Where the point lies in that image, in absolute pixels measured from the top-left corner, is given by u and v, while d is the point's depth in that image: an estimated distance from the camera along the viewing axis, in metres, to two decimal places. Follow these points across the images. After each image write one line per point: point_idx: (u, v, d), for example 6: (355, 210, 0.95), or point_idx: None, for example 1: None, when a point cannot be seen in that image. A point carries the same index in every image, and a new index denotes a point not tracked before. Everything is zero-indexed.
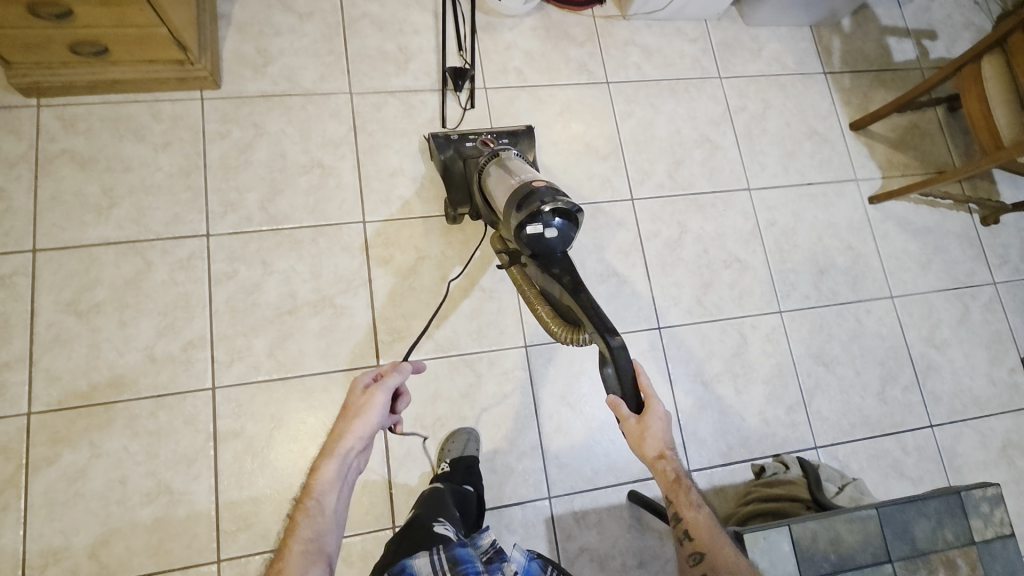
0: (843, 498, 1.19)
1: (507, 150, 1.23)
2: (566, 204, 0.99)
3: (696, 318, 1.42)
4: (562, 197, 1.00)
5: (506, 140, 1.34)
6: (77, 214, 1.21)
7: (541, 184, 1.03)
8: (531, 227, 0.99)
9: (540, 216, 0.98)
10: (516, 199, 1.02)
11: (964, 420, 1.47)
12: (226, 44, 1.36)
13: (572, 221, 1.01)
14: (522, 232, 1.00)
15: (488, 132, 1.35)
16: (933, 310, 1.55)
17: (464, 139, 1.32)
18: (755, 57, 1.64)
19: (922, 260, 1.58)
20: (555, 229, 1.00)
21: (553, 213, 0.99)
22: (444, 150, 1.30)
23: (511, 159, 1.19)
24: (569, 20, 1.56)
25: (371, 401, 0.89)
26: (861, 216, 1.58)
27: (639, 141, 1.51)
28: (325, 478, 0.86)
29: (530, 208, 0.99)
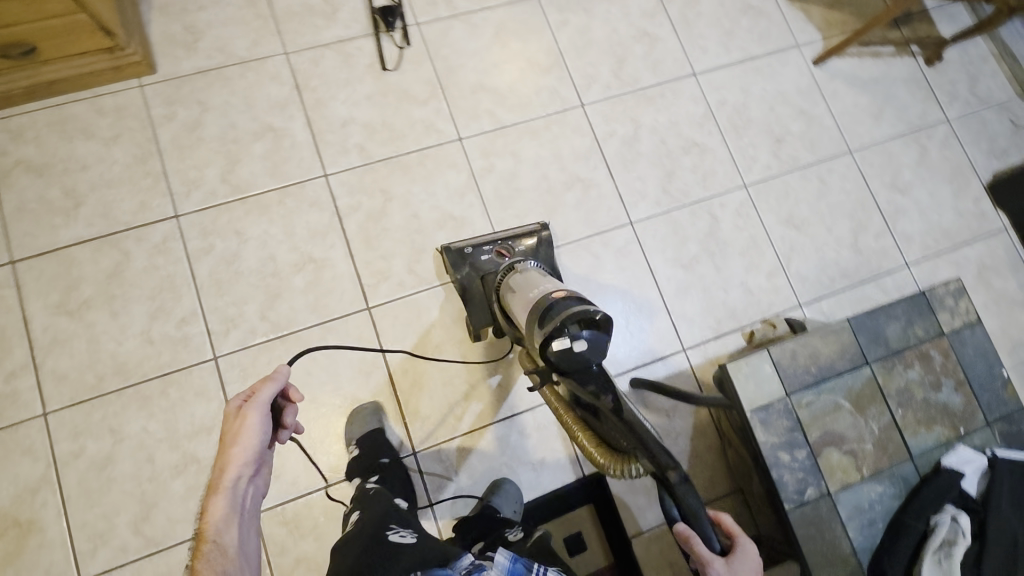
0: None
1: (524, 262, 1.20)
2: (587, 313, 0.89)
3: (666, 207, 1.45)
4: (586, 306, 0.90)
5: (524, 248, 1.29)
6: (45, 220, 1.23)
7: (563, 295, 0.95)
8: (556, 344, 0.87)
9: (561, 331, 0.88)
10: (539, 316, 0.94)
11: (937, 254, 1.53)
12: (152, 27, 1.35)
13: (600, 328, 0.90)
14: (547, 349, 0.89)
15: (502, 240, 1.30)
16: (892, 157, 1.59)
17: (479, 249, 1.27)
18: None
19: (874, 112, 1.61)
20: (584, 341, 0.88)
21: (575, 325, 0.89)
22: (459, 265, 1.26)
23: (528, 269, 1.15)
24: None
25: (244, 423, 0.75)
26: (808, 80, 1.61)
27: (579, 48, 1.52)
28: (216, 517, 0.69)
29: (553, 324, 0.89)
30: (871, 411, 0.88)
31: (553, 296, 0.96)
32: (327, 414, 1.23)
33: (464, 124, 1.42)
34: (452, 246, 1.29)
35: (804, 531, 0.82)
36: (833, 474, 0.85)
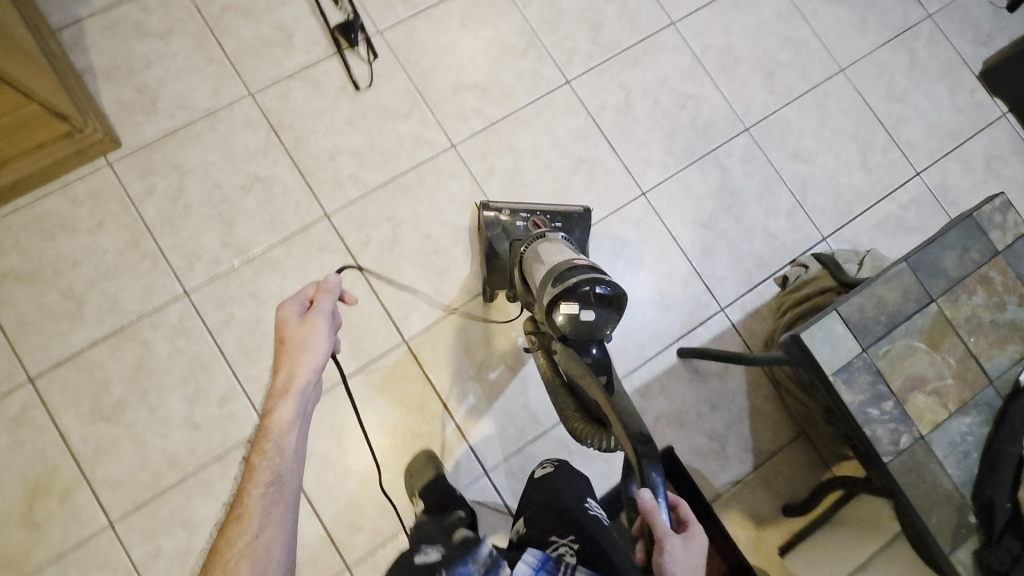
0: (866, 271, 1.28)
1: (554, 234, 1.13)
2: (602, 287, 0.91)
3: (674, 170, 1.42)
4: (605, 279, 0.92)
5: (559, 224, 1.26)
6: (52, 328, 1.16)
7: (581, 263, 0.97)
8: (567, 308, 0.91)
9: (575, 294, 0.91)
10: (558, 275, 0.95)
11: (945, 155, 1.52)
12: (104, 97, 1.25)
13: (614, 304, 0.92)
14: (554, 312, 0.92)
15: (541, 211, 1.28)
16: (883, 66, 1.55)
17: (516, 215, 1.27)
18: None
19: (857, 23, 1.57)
20: (593, 314, 0.91)
21: (586, 297, 0.91)
22: (494, 227, 1.25)
23: (556, 241, 1.11)
24: None
25: (311, 332, 0.82)
26: (786, 4, 1.55)
27: (550, 22, 1.45)
28: (282, 419, 0.80)
29: (566, 287, 0.92)
30: (946, 345, 0.88)
31: (573, 262, 0.97)
32: (391, 456, 1.21)
33: (453, 129, 1.36)
34: (490, 204, 1.27)
35: (906, 479, 0.83)
36: (923, 417, 0.85)
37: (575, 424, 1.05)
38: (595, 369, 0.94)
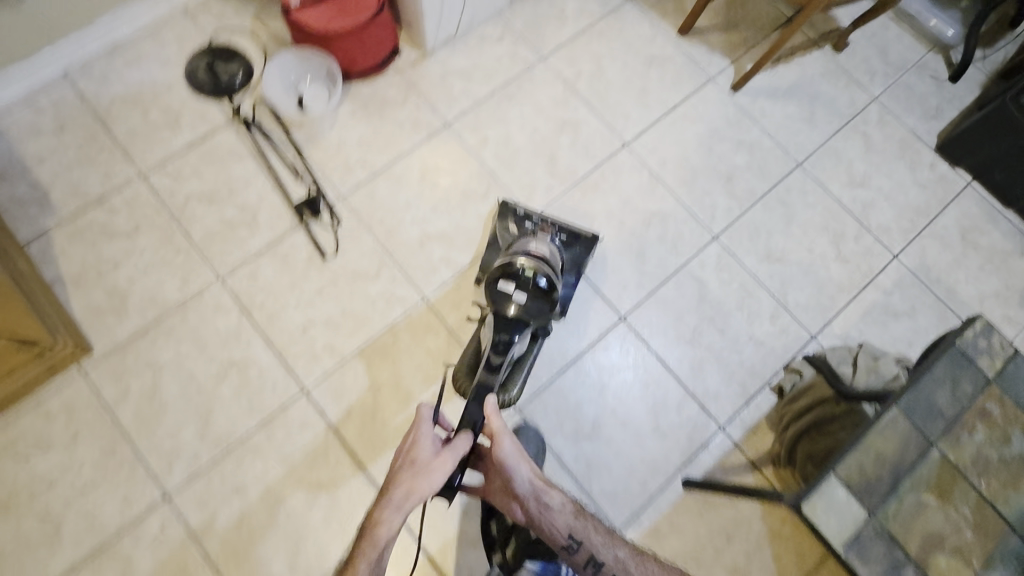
0: (862, 376, 1.27)
1: (547, 239, 1.30)
2: (539, 282, 1.13)
3: (650, 289, 1.41)
4: (545, 277, 1.13)
5: (563, 239, 1.36)
6: (28, 558, 1.12)
7: (537, 259, 1.18)
8: (503, 283, 1.12)
9: (517, 275, 1.13)
10: (513, 258, 1.17)
11: (918, 234, 1.52)
12: (75, 305, 1.27)
13: (546, 299, 1.12)
14: (494, 285, 1.13)
15: (554, 223, 1.38)
16: (839, 154, 1.58)
17: (528, 218, 1.38)
18: (564, 22, 1.62)
19: (806, 116, 1.60)
20: (524, 298, 1.11)
21: (522, 283, 1.12)
22: (506, 219, 1.37)
23: (542, 243, 1.27)
24: (379, 86, 1.51)
25: (440, 467, 0.85)
26: (733, 110, 1.59)
27: (507, 161, 1.48)
28: (379, 539, 0.80)
29: (512, 270, 1.14)
30: (957, 494, 0.83)
31: (530, 255, 1.19)
32: None
33: (424, 282, 1.36)
34: (511, 203, 1.40)
35: None
36: None
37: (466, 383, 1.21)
38: (495, 342, 1.10)
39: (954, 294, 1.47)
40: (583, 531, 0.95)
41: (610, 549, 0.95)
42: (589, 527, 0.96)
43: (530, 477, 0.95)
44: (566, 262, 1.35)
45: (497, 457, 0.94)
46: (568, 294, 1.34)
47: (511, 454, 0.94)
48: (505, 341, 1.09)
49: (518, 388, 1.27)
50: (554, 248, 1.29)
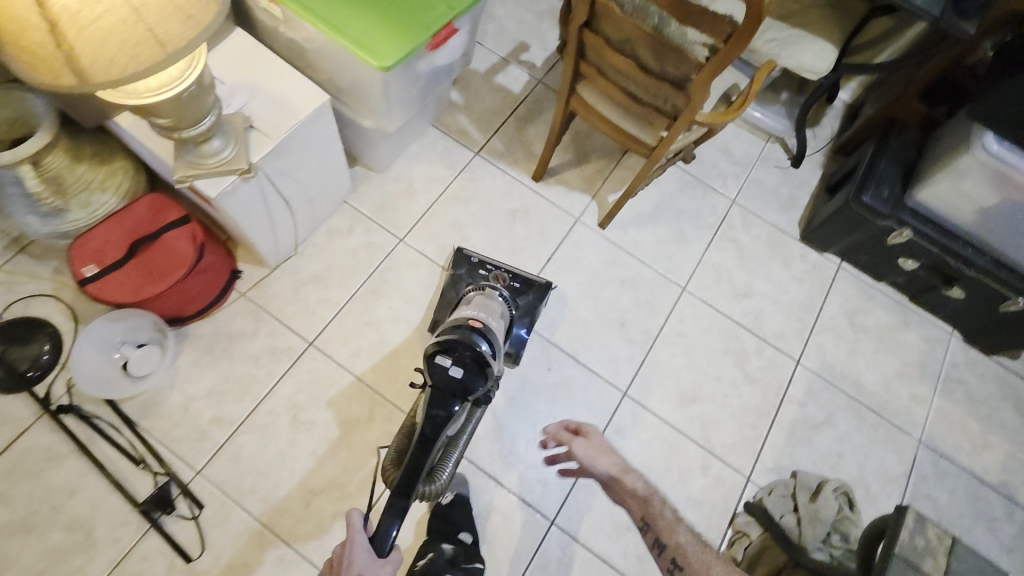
0: (806, 526, 1.25)
1: (494, 293, 1.25)
2: (477, 350, 1.04)
3: (574, 478, 1.31)
4: (482, 350, 1.05)
5: (518, 285, 1.38)
6: None
7: (476, 326, 1.11)
8: (439, 357, 1.03)
9: (453, 351, 1.04)
10: (449, 331, 1.08)
11: (812, 331, 1.53)
12: None
13: (482, 374, 1.03)
14: (431, 359, 1.04)
15: (506, 270, 1.40)
16: (719, 269, 1.57)
17: (482, 265, 1.41)
18: (413, 195, 1.53)
19: (677, 236, 1.59)
20: (460, 373, 1.02)
21: (463, 355, 1.03)
22: (460, 266, 1.41)
23: (488, 301, 1.22)
24: (221, 322, 1.31)
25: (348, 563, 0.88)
26: (608, 249, 1.54)
27: (387, 370, 1.34)
28: None
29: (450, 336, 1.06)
30: None
31: (471, 321, 1.12)
32: None
33: (318, 551, 1.18)
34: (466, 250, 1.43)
35: None
36: None
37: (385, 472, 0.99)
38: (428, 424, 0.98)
39: (861, 386, 1.49)
40: (655, 517, 1.01)
41: (678, 536, 0.99)
42: (657, 512, 1.01)
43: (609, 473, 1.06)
44: (519, 307, 1.36)
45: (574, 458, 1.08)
46: (520, 340, 1.34)
47: (584, 453, 1.08)
48: (440, 422, 0.98)
49: (449, 476, 1.05)
50: (506, 301, 1.28)
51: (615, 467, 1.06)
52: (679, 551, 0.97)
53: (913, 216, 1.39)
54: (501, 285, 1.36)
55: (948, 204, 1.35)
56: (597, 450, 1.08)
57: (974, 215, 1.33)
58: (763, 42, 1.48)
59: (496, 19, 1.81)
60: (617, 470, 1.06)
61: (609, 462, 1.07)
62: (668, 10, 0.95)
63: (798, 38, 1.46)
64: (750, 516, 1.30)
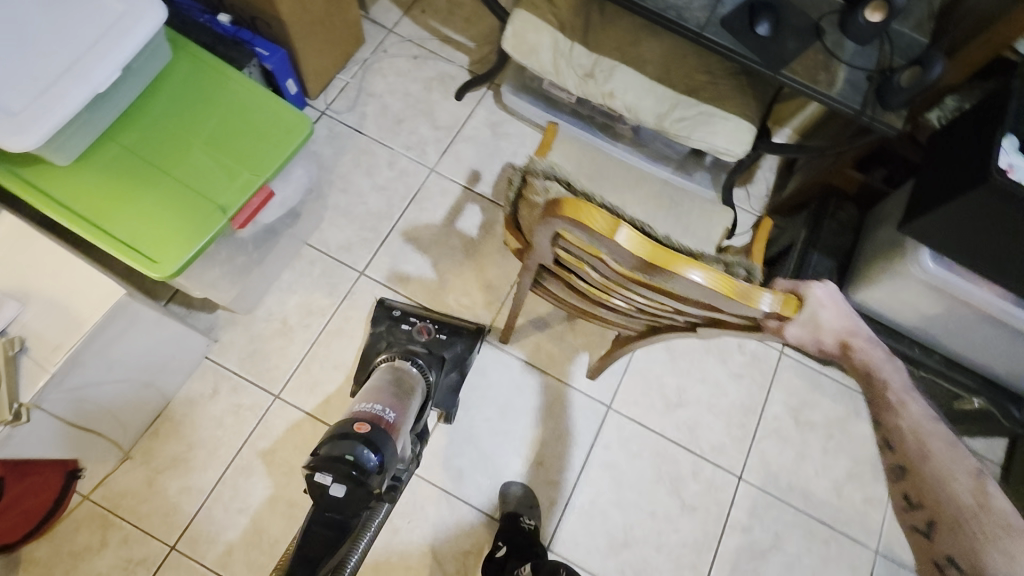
0: None
1: (406, 363, 1.17)
2: (358, 468, 0.83)
3: None
4: (370, 459, 0.84)
5: (445, 336, 1.31)
6: None
7: (365, 420, 0.91)
8: (318, 475, 0.82)
9: (331, 462, 0.83)
10: (331, 433, 0.88)
11: (751, 439, 1.37)
12: None
13: (367, 486, 0.83)
14: (307, 476, 0.83)
15: (430, 319, 1.32)
16: (647, 376, 1.40)
17: (405, 318, 1.32)
18: (289, 334, 1.33)
19: (598, 342, 1.42)
20: (342, 491, 0.82)
21: (343, 474, 0.82)
22: (381, 322, 1.32)
23: (407, 371, 1.15)
24: (62, 535, 1.14)
25: None
26: (519, 370, 1.37)
27: (266, 563, 1.17)
28: None
29: (332, 448, 0.84)
30: None
31: (356, 424, 0.89)
32: None
33: None
34: (388, 301, 1.35)
35: None
36: None
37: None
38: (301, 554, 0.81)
39: (810, 497, 1.34)
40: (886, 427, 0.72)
41: (903, 414, 0.72)
42: (928, 436, 0.70)
43: (869, 345, 0.75)
44: (445, 362, 1.28)
45: (807, 289, 0.71)
46: (449, 395, 1.28)
47: (822, 307, 0.70)
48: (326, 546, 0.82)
49: None
50: (419, 372, 1.17)
51: (826, 339, 0.73)
52: (892, 433, 0.72)
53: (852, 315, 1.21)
54: (424, 339, 1.30)
55: (891, 308, 1.16)
56: (821, 318, 0.71)
57: (919, 320, 1.15)
58: (669, 122, 1.27)
59: (376, 94, 1.57)
60: (838, 342, 0.74)
61: (836, 315, 0.73)
62: (670, 304, 0.76)
63: (710, 117, 1.24)
64: None
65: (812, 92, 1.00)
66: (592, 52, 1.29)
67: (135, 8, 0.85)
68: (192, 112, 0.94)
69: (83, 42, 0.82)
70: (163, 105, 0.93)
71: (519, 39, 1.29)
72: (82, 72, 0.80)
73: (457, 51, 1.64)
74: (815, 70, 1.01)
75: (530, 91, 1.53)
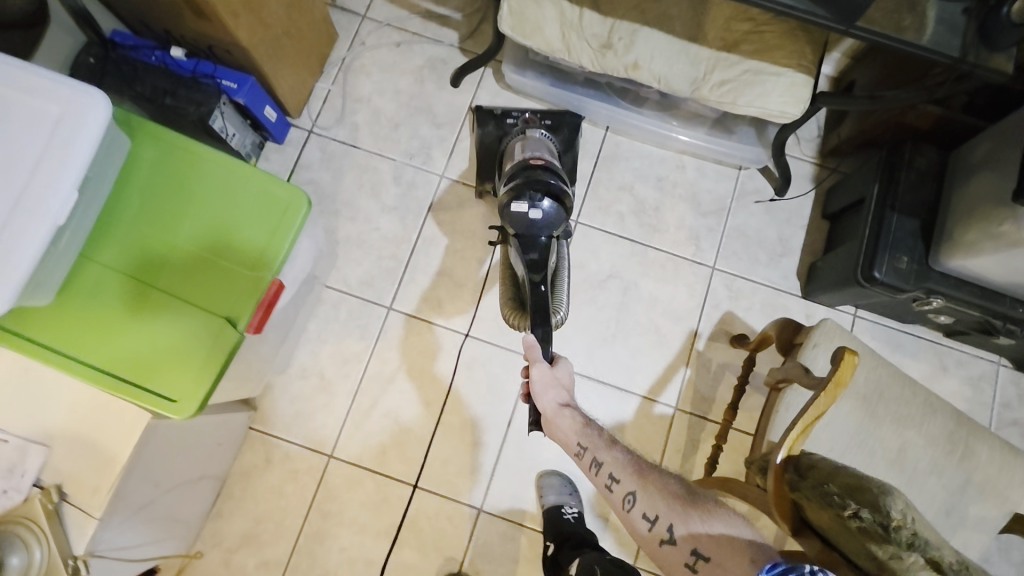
0: None
1: (534, 130, 1.23)
2: (550, 185, 0.96)
3: None
4: (553, 183, 0.96)
5: (549, 121, 1.36)
6: None
7: (539, 162, 1.01)
8: (516, 205, 0.94)
9: (525, 192, 0.95)
10: (512, 178, 0.99)
11: None
12: None
13: (560, 203, 0.96)
14: (506, 207, 0.95)
15: (532, 112, 1.37)
16: (711, 366, 1.31)
17: (507, 114, 1.37)
18: (328, 387, 1.26)
19: (655, 338, 1.31)
20: (541, 213, 0.94)
21: (540, 191, 0.95)
22: (487, 122, 1.36)
23: (535, 135, 1.18)
24: None
25: None
26: (575, 384, 1.29)
27: None
28: None
29: (522, 181, 0.97)
30: None
31: (534, 162, 1.02)
32: None
33: None
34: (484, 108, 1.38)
35: None
36: None
37: (508, 315, 1.08)
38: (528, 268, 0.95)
39: None
40: None
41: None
42: None
43: None
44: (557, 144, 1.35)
45: None
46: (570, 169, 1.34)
47: None
48: (535, 263, 0.95)
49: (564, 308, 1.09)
50: (548, 138, 1.21)
51: None
52: None
53: (943, 282, 1.07)
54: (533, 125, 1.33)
55: (992, 272, 1.02)
56: None
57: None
58: (707, 89, 1.08)
59: (365, 98, 1.38)
60: None
61: None
62: None
63: (758, 74, 1.05)
64: None
65: (899, 43, 0.80)
66: (606, 16, 1.08)
67: (72, 106, 0.69)
68: (170, 209, 0.80)
69: (25, 164, 0.68)
70: (139, 206, 0.80)
71: (519, 18, 1.09)
72: (32, 205, 0.67)
73: (444, 27, 1.42)
74: (898, 14, 0.81)
75: (535, 64, 1.31)
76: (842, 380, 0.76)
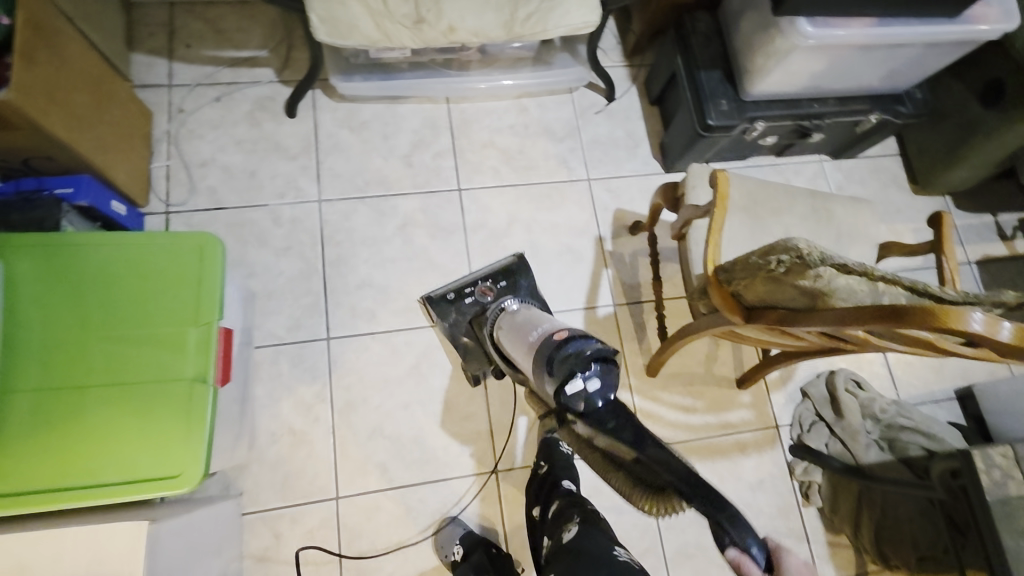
0: (856, 404, 1.35)
1: (510, 305, 1.22)
2: (592, 349, 0.84)
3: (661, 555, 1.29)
4: (592, 344, 0.86)
5: (505, 281, 1.34)
6: None
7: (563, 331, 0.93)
8: (570, 385, 0.81)
9: (571, 365, 0.83)
10: (543, 362, 0.88)
11: None
12: None
13: (609, 365, 0.84)
14: (559, 393, 0.82)
15: (484, 278, 1.34)
16: (625, 259, 1.46)
17: (461, 294, 1.32)
18: (304, 437, 1.23)
19: (572, 258, 1.44)
20: (596, 382, 0.82)
21: (585, 361, 0.83)
22: (447, 312, 1.31)
23: (515, 310, 1.18)
24: None
25: None
26: None
27: None
28: None
29: (560, 356, 0.85)
30: None
31: (555, 336, 0.92)
32: None
33: None
34: (434, 296, 1.32)
35: None
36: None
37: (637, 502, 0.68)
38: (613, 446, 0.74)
39: None
40: None
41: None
42: None
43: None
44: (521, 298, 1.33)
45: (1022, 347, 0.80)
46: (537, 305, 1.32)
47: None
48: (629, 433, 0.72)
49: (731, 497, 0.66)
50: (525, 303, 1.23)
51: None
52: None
53: (757, 108, 1.30)
54: (491, 296, 1.32)
55: (784, 84, 1.26)
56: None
57: (811, 81, 1.26)
58: (518, 26, 1.21)
59: (209, 160, 1.35)
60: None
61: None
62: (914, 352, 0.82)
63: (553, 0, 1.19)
64: (802, 418, 1.37)
65: None
66: None
67: None
68: (78, 308, 0.78)
69: None
70: (43, 321, 0.77)
71: (331, 23, 1.15)
72: None
73: (255, 67, 1.42)
74: None
75: (358, 67, 1.36)
76: (724, 193, 0.92)
